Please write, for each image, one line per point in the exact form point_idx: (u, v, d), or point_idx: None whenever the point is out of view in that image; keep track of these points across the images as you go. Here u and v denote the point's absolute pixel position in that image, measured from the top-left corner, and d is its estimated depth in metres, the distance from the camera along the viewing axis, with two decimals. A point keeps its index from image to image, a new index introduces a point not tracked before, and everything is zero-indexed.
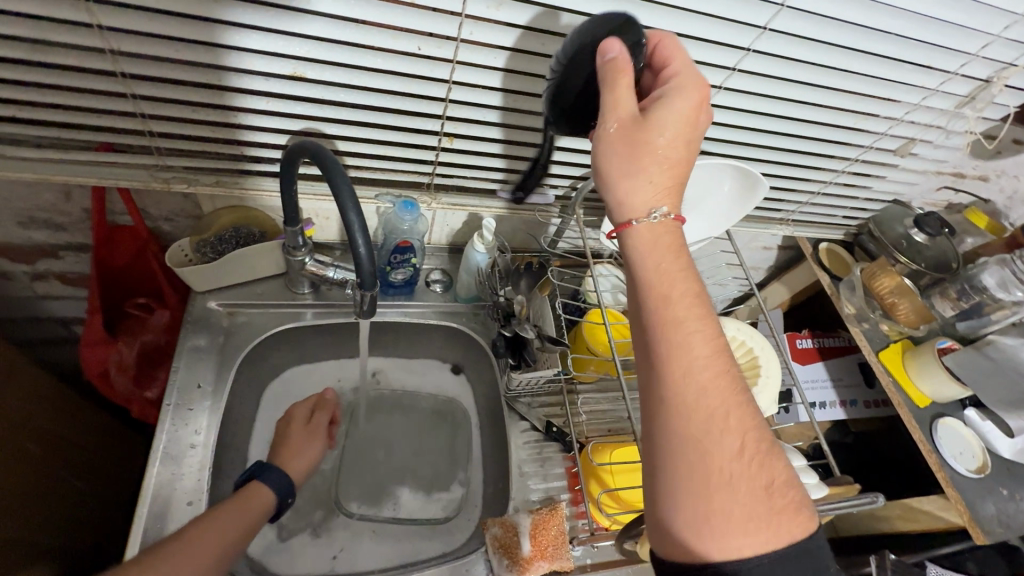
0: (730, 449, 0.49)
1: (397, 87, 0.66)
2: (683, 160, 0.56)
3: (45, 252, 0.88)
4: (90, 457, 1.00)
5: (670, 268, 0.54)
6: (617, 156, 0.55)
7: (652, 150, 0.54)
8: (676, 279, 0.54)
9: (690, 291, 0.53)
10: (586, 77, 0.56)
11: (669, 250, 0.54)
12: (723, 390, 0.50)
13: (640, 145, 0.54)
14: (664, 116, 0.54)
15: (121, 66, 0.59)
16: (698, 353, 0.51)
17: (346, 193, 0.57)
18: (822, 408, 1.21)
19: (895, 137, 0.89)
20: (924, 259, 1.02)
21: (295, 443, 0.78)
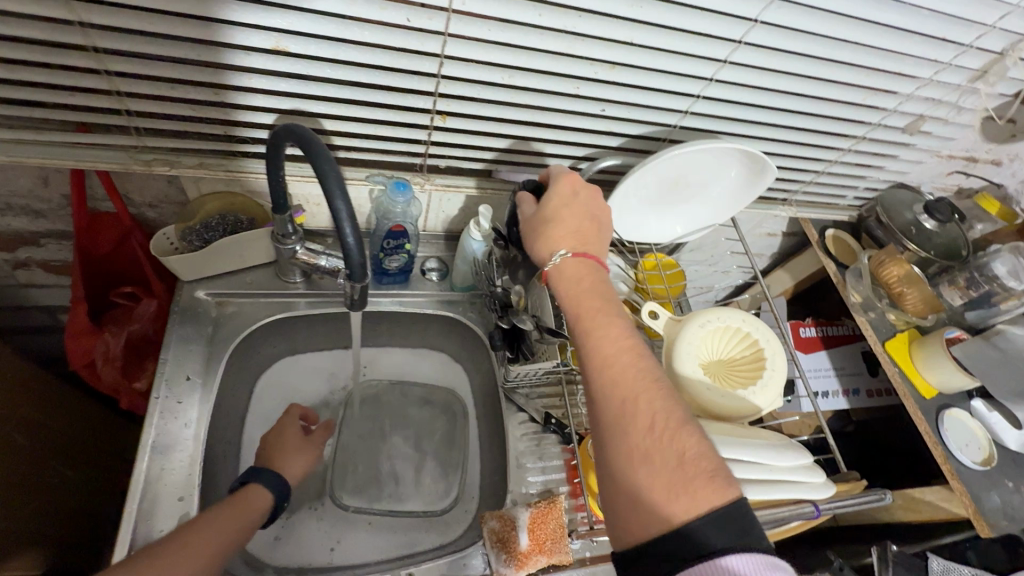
0: (639, 426, 0.48)
1: (387, 63, 0.63)
2: (578, 213, 0.65)
3: (26, 239, 0.86)
4: (82, 447, 0.99)
5: (574, 285, 0.61)
6: (528, 233, 0.66)
7: (545, 219, 0.65)
8: (584, 295, 0.60)
9: (593, 302, 0.58)
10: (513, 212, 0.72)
11: (577, 274, 0.61)
12: (633, 376, 0.52)
13: (544, 219, 0.65)
14: (554, 194, 0.66)
15: (92, 41, 0.54)
16: (605, 348, 0.55)
17: (333, 180, 0.54)
18: (825, 397, 1.19)
19: (904, 115, 0.85)
20: (934, 246, 0.98)
21: (288, 446, 0.77)
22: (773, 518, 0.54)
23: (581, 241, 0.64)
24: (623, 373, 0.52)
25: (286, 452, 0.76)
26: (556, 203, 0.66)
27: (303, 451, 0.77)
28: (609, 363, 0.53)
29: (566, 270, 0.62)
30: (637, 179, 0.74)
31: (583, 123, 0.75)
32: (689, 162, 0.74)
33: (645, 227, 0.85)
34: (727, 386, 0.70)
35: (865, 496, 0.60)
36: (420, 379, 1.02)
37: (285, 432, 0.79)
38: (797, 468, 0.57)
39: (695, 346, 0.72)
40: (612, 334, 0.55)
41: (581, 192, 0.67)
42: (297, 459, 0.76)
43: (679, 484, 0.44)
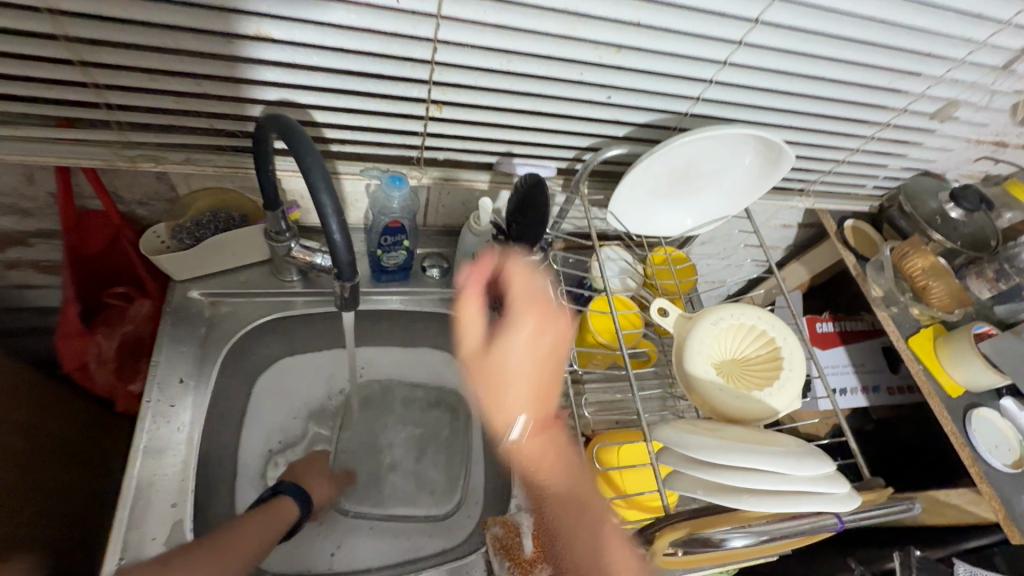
0: (582, 530, 0.68)
1: (377, 49, 0.59)
2: (537, 372, 0.78)
3: (16, 238, 0.84)
4: (83, 446, 0.99)
5: (531, 441, 0.76)
6: (484, 390, 0.80)
7: (500, 379, 0.78)
8: (549, 463, 0.74)
9: (544, 456, 0.75)
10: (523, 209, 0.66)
11: (537, 449, 0.76)
12: (569, 523, 0.71)
13: (504, 380, 0.78)
14: (519, 335, 0.77)
15: (63, 29, 0.51)
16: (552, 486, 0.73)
17: (317, 175, 0.51)
18: (843, 395, 1.15)
19: (933, 99, 0.79)
20: (960, 237, 0.94)
21: (310, 475, 0.80)
22: (793, 530, 0.50)
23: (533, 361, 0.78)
24: (564, 515, 0.71)
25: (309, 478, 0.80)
26: (513, 364, 0.78)
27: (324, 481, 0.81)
28: (559, 535, 0.71)
29: (523, 440, 0.76)
30: (645, 168, 0.70)
31: (587, 112, 0.71)
32: (699, 149, 0.70)
33: (654, 220, 0.81)
34: (742, 387, 0.66)
35: (892, 506, 0.56)
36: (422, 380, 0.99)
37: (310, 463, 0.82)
38: (821, 480, 0.52)
39: (708, 345, 0.68)
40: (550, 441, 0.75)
41: (546, 335, 0.78)
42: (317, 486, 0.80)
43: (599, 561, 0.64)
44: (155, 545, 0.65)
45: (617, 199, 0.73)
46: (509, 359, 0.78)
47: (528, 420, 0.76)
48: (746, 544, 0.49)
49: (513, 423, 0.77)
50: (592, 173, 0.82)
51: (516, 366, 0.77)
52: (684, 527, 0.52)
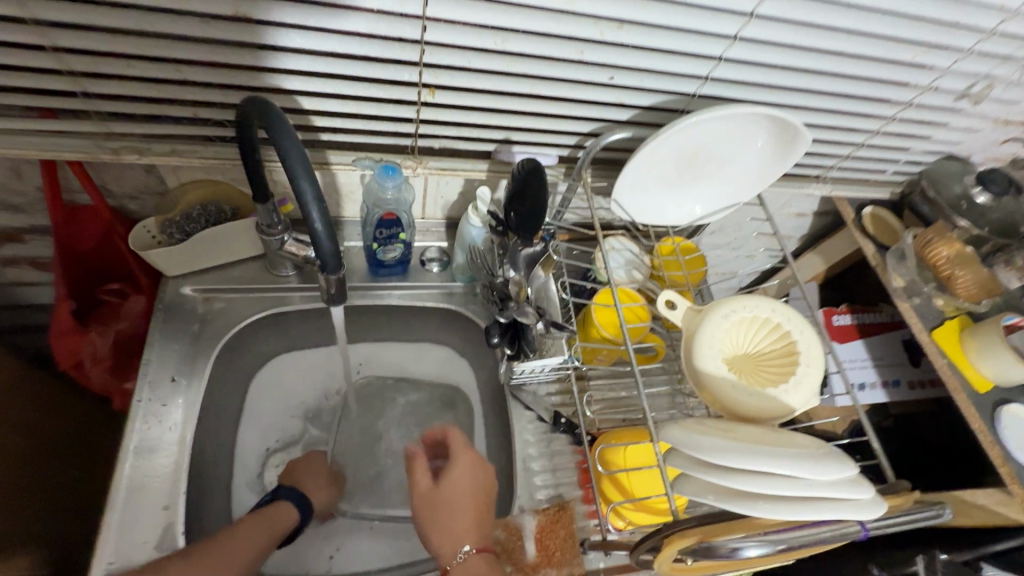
0: None
1: (363, 28, 0.55)
2: (480, 503, 0.69)
3: (10, 235, 0.82)
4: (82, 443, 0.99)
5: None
6: (424, 520, 0.67)
7: (445, 504, 0.67)
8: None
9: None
10: (518, 198, 0.62)
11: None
12: None
13: (441, 510, 0.67)
14: (456, 474, 0.69)
15: (31, 11, 0.49)
16: None
17: (296, 160, 0.49)
18: (860, 391, 1.10)
19: (961, 75, 0.74)
20: (988, 223, 0.89)
21: (311, 477, 0.77)
22: (810, 537, 0.47)
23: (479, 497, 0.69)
24: None
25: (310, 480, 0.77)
26: (451, 493, 0.68)
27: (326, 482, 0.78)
28: None
29: (464, 573, 0.62)
30: (650, 152, 0.66)
31: (589, 94, 0.67)
32: (708, 131, 0.66)
33: (661, 209, 0.77)
34: (756, 384, 0.62)
35: (919, 512, 0.52)
36: (422, 377, 0.96)
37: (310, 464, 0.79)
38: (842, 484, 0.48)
39: (718, 340, 0.64)
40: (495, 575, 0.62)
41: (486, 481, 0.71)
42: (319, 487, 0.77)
43: None
44: (145, 549, 0.63)
45: (621, 185, 0.69)
46: (446, 489, 0.68)
47: (469, 549, 0.64)
48: (760, 554, 0.46)
49: (458, 553, 0.64)
50: (596, 160, 0.78)
51: (450, 494, 0.68)
52: (694, 534, 0.48)
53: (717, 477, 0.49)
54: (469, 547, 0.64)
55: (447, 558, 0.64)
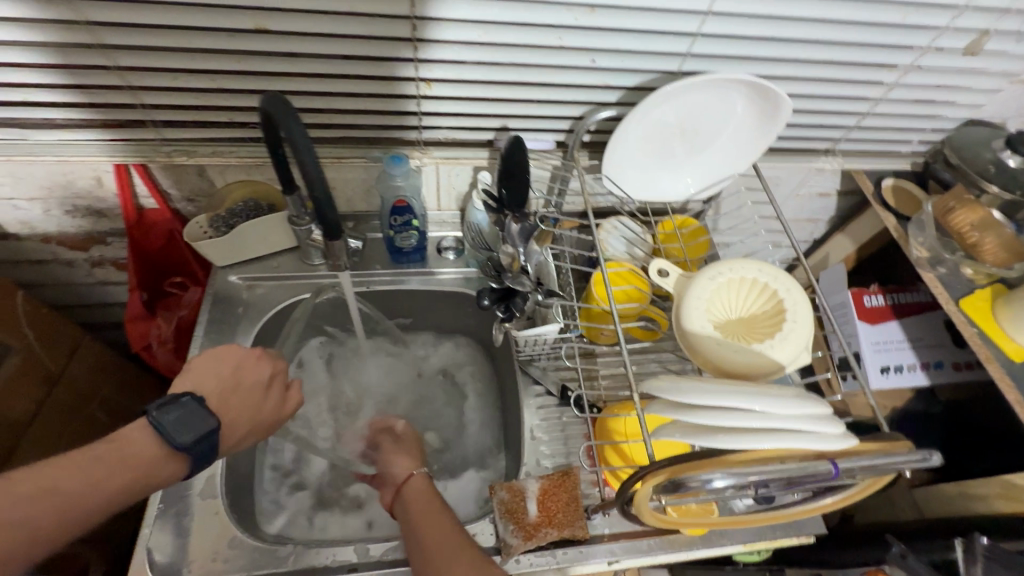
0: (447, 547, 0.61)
1: (361, 30, 0.63)
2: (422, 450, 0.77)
3: (96, 239, 0.97)
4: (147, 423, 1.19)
5: (421, 490, 0.68)
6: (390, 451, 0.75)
7: (402, 444, 0.76)
8: (427, 501, 0.67)
9: (424, 493, 0.68)
10: (506, 173, 0.67)
11: (422, 487, 0.69)
12: (447, 535, 0.62)
13: (399, 446, 0.76)
14: (410, 429, 0.80)
15: (99, 38, 0.60)
16: (432, 524, 0.64)
17: (298, 135, 0.56)
18: (898, 373, 1.04)
19: (962, 31, 0.72)
20: (1022, 186, 0.81)
21: (242, 404, 0.65)
22: (779, 472, 0.47)
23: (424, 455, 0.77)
24: (441, 536, 0.62)
25: (242, 404, 0.65)
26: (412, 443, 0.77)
27: (261, 422, 0.67)
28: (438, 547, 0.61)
29: (415, 484, 0.69)
30: (633, 127, 0.70)
31: (575, 78, 0.71)
32: (687, 103, 0.69)
33: (656, 184, 0.80)
34: (744, 342, 0.63)
35: (903, 455, 0.50)
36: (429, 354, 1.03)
37: (245, 377, 0.67)
38: (809, 419, 0.51)
39: (705, 302, 0.66)
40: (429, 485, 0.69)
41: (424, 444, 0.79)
42: (256, 419, 0.66)
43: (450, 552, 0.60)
44: (191, 497, 0.72)
45: (611, 161, 0.73)
46: (407, 435, 0.79)
47: (423, 469, 0.72)
48: (728, 485, 0.47)
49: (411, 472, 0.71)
50: (592, 143, 0.82)
51: (407, 441, 0.78)
52: (663, 472, 0.50)
53: (691, 416, 0.52)
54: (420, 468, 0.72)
55: (409, 469, 0.71)
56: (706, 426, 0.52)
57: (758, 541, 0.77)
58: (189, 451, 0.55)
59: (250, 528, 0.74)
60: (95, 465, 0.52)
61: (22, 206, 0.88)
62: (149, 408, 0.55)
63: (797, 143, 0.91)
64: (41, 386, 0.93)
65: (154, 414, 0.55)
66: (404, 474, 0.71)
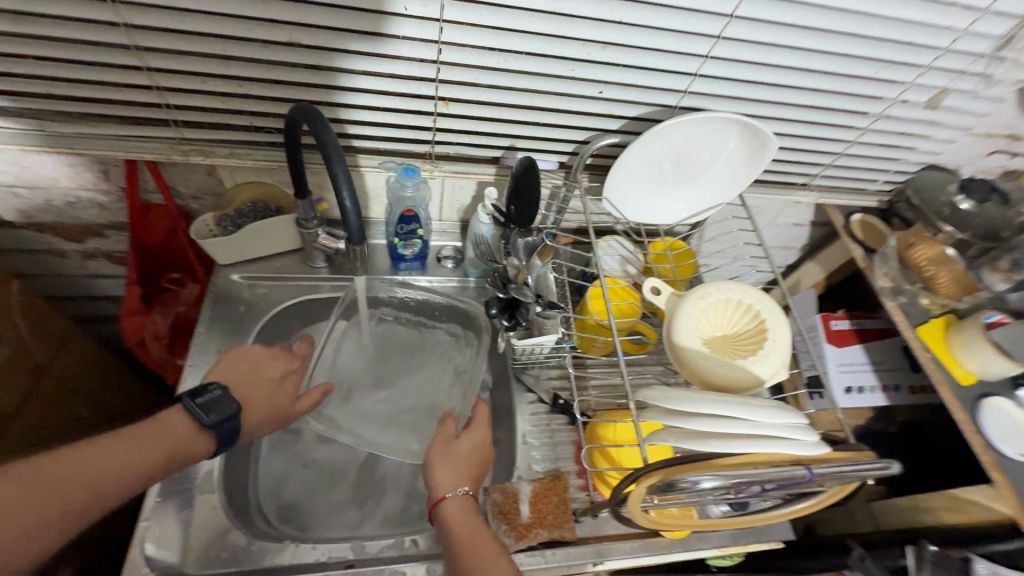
0: (476, 562, 0.62)
1: (390, 50, 0.67)
2: (480, 459, 0.74)
3: (93, 231, 0.97)
4: (128, 420, 1.17)
5: (458, 515, 0.67)
6: (440, 459, 0.72)
7: (455, 452, 0.73)
8: (469, 521, 0.67)
9: (464, 511, 0.67)
10: (513, 191, 0.72)
11: (464, 510, 0.68)
12: (481, 555, 0.63)
13: (448, 454, 0.73)
14: (475, 431, 0.76)
15: (135, 40, 0.62)
16: (469, 542, 0.64)
17: (332, 149, 0.59)
18: (859, 393, 1.11)
19: (926, 88, 0.81)
20: (972, 228, 0.89)
21: (258, 393, 0.72)
22: (759, 476, 0.52)
23: (479, 463, 0.74)
24: (475, 556, 0.63)
25: (258, 397, 0.72)
26: (466, 448, 0.73)
27: (277, 411, 0.73)
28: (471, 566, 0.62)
29: (459, 505, 0.68)
30: (632, 157, 0.76)
31: (582, 106, 0.77)
32: (683, 137, 0.76)
33: (649, 208, 0.86)
34: (728, 357, 0.69)
35: (867, 463, 0.56)
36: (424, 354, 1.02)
37: (262, 372, 0.74)
38: (788, 428, 0.56)
39: (694, 318, 0.71)
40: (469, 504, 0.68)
41: (484, 446, 0.75)
42: (271, 409, 0.72)
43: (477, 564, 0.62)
44: (189, 492, 0.73)
45: (612, 186, 0.79)
46: (464, 441, 0.74)
47: (466, 490, 0.69)
48: (715, 486, 0.52)
49: (457, 489, 0.69)
50: (592, 166, 0.88)
51: (463, 445, 0.74)
52: (658, 474, 0.55)
53: (684, 422, 0.57)
54: (465, 488, 0.70)
55: (445, 490, 0.69)
56: (697, 431, 0.57)
57: (732, 546, 0.82)
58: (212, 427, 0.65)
59: (244, 521, 0.75)
60: (133, 441, 0.62)
61: (21, 194, 0.87)
62: (184, 397, 0.66)
63: (777, 176, 0.99)
64: (29, 378, 0.92)
65: (187, 400, 0.65)
66: (443, 492, 0.69)
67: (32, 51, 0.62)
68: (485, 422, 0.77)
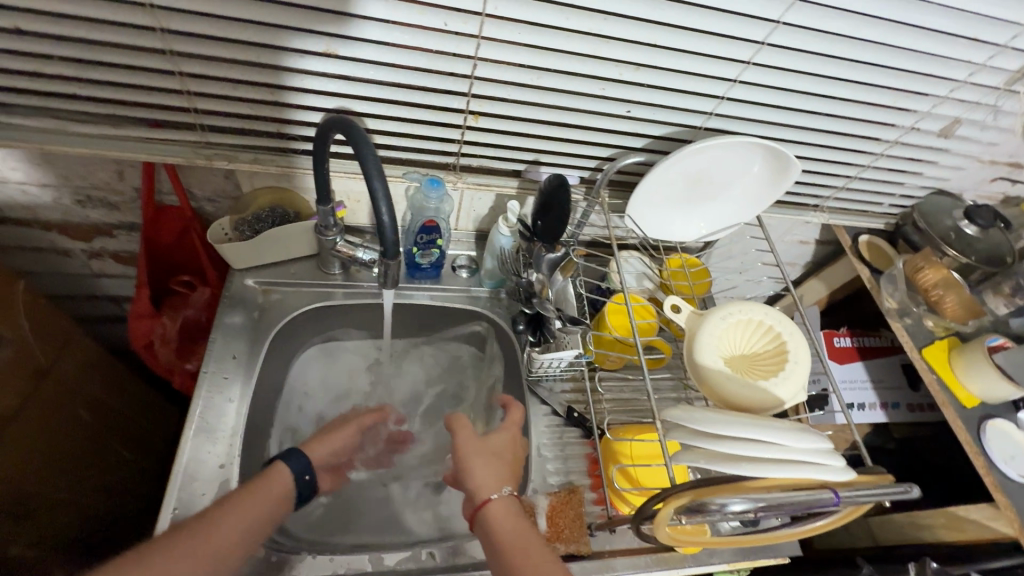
0: (531, 559, 0.60)
1: (425, 63, 0.67)
2: (513, 458, 0.74)
3: (101, 230, 0.95)
4: (127, 423, 1.15)
5: (504, 513, 0.65)
6: (478, 459, 0.71)
7: (491, 451, 0.73)
8: (516, 520, 0.65)
9: (512, 510, 0.66)
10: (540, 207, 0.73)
11: (509, 509, 0.66)
12: (536, 553, 0.61)
13: (484, 453, 0.72)
14: (502, 431, 0.76)
15: (169, 44, 0.62)
16: (520, 540, 0.62)
17: (370, 162, 0.59)
18: (861, 410, 1.14)
19: (941, 117, 0.83)
20: (976, 252, 0.95)
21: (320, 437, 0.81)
22: (791, 500, 0.53)
23: (513, 464, 0.73)
24: (531, 553, 0.61)
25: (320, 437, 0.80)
26: (500, 447, 0.74)
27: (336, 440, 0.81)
28: (528, 562, 0.59)
29: (504, 503, 0.66)
30: (656, 177, 0.77)
31: (608, 124, 0.77)
32: (707, 158, 0.77)
33: (667, 225, 0.86)
34: (749, 377, 0.70)
35: (889, 487, 0.58)
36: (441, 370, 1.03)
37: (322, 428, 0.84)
38: (814, 452, 0.57)
39: (716, 338, 0.72)
40: (516, 501, 0.67)
41: (516, 447, 0.76)
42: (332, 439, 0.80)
43: (532, 561, 0.60)
44: (204, 501, 0.72)
45: (635, 203, 0.79)
46: (495, 440, 0.74)
47: (509, 490, 0.68)
48: (745, 508, 0.53)
49: (500, 488, 0.68)
50: (613, 182, 0.88)
51: (494, 445, 0.74)
52: (687, 494, 0.55)
53: (712, 444, 0.58)
54: (507, 487, 0.68)
55: (489, 492, 0.67)
56: (726, 453, 0.58)
57: (742, 561, 0.83)
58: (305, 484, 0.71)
59: None
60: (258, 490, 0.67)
61: (31, 192, 0.85)
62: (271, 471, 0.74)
63: (790, 196, 1.01)
64: (30, 380, 0.90)
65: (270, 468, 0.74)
66: (485, 491, 0.67)
67: (63, 52, 0.61)
68: (517, 422, 0.78)
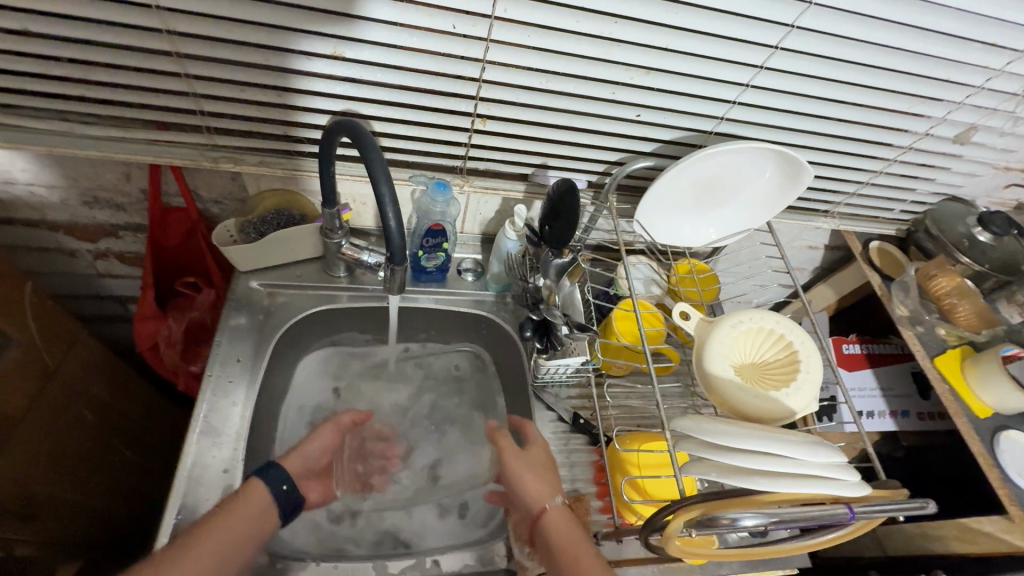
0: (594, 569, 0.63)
1: (432, 67, 0.66)
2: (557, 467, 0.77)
3: (107, 231, 0.94)
4: (133, 424, 1.15)
5: (560, 522, 0.68)
6: (528, 470, 0.73)
7: (538, 461, 0.75)
8: (570, 531, 0.67)
9: (568, 520, 0.68)
10: (547, 211, 0.73)
11: (564, 520, 0.68)
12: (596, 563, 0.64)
13: (529, 466, 0.74)
14: (539, 442, 0.78)
15: (176, 46, 0.61)
16: (580, 548, 0.65)
17: (378, 166, 0.58)
18: (870, 418, 1.12)
19: (956, 123, 0.82)
20: (990, 261, 0.93)
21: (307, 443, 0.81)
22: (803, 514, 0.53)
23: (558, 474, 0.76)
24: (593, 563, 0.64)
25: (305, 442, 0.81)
26: (542, 459, 0.76)
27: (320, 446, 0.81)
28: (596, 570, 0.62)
29: (560, 513, 0.69)
30: (667, 182, 0.76)
31: (618, 129, 0.76)
32: (719, 164, 0.76)
33: (677, 231, 0.85)
34: (760, 387, 0.69)
35: (904, 502, 0.57)
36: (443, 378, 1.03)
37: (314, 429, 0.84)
38: (828, 467, 0.56)
39: (727, 346, 0.71)
40: (568, 511, 0.70)
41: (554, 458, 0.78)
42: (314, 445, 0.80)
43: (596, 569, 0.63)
44: (208, 506, 0.71)
45: (644, 208, 0.78)
46: (536, 452, 0.77)
47: (561, 500, 0.71)
48: (757, 523, 0.52)
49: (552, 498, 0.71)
50: (622, 187, 0.87)
51: (538, 457, 0.76)
52: (698, 508, 0.54)
53: (723, 457, 0.57)
54: (559, 497, 0.71)
55: (545, 501, 0.70)
56: (737, 467, 0.57)
57: (750, 572, 0.82)
58: (283, 493, 0.70)
59: None
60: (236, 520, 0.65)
61: (38, 192, 0.84)
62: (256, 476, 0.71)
63: (800, 201, 0.99)
64: (36, 381, 0.89)
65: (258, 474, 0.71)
66: (542, 501, 0.70)
67: (68, 54, 0.61)
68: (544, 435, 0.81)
